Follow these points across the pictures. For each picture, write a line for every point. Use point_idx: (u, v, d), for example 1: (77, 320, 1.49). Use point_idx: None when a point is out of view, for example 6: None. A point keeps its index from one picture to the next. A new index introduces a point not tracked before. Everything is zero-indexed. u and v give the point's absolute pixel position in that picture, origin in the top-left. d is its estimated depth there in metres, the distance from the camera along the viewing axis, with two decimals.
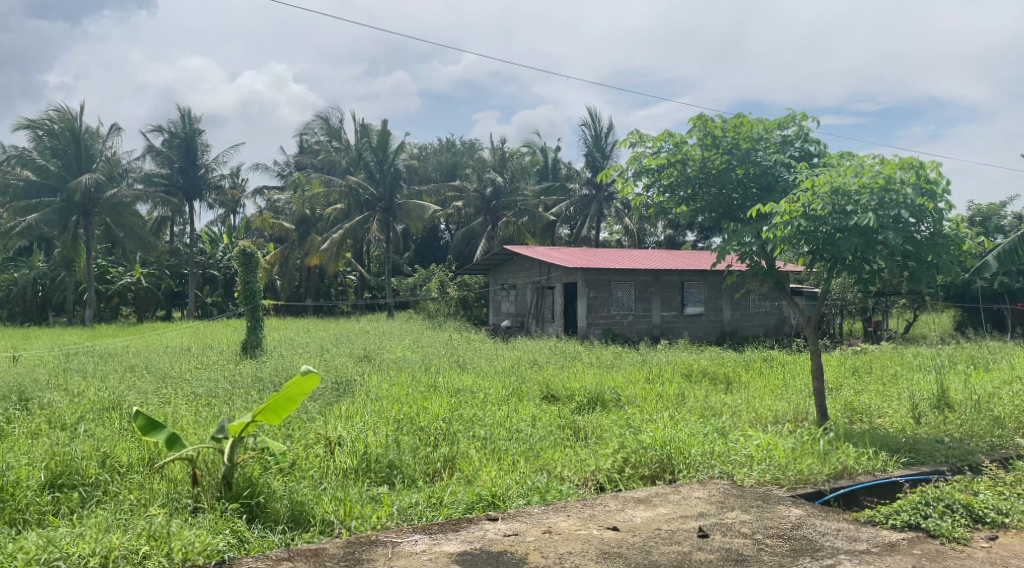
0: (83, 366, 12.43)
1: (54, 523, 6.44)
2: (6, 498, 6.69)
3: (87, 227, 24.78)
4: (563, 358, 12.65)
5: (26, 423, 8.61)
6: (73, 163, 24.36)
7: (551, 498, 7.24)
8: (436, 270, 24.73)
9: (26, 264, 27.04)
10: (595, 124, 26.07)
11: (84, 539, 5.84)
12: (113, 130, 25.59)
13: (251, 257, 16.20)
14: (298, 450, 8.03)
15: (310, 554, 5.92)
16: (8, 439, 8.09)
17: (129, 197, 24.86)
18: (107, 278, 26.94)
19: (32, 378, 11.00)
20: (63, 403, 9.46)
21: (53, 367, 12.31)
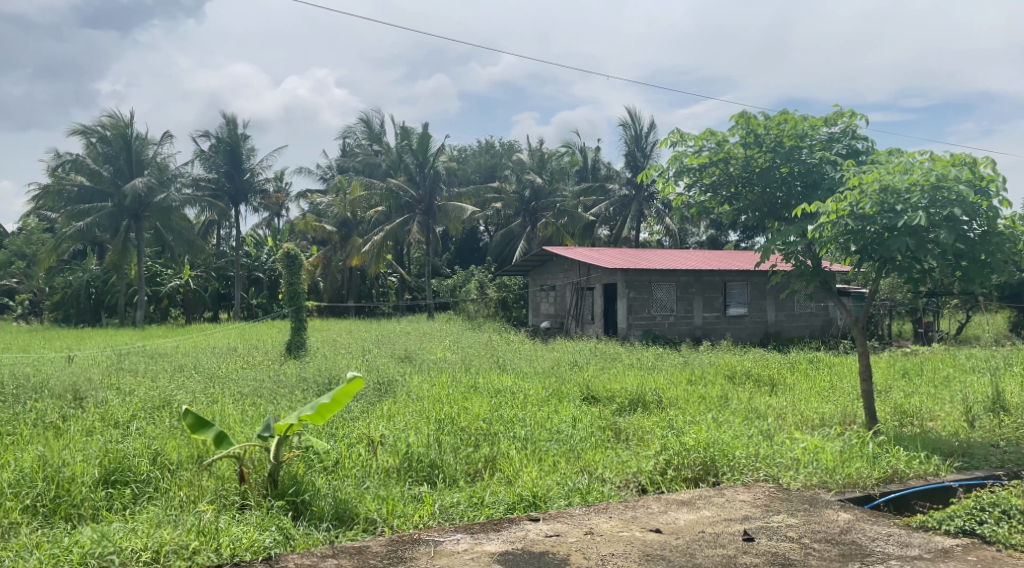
0: (134, 366, 12.65)
1: (108, 518, 6.54)
2: (62, 493, 6.81)
3: (136, 230, 25.25)
4: (604, 359, 12.62)
5: (80, 420, 8.77)
6: (125, 169, 25.04)
7: (592, 500, 7.22)
8: (475, 271, 24.80)
9: (79, 268, 27.65)
10: (635, 124, 25.95)
11: (136, 534, 5.95)
12: (165, 138, 26.10)
13: (295, 258, 16.37)
14: (341, 449, 8.09)
15: (354, 551, 5.95)
16: (63, 436, 8.24)
17: (177, 201, 25.31)
18: (157, 281, 27.44)
19: (85, 377, 11.23)
20: (116, 401, 9.64)
21: (105, 366, 12.56)
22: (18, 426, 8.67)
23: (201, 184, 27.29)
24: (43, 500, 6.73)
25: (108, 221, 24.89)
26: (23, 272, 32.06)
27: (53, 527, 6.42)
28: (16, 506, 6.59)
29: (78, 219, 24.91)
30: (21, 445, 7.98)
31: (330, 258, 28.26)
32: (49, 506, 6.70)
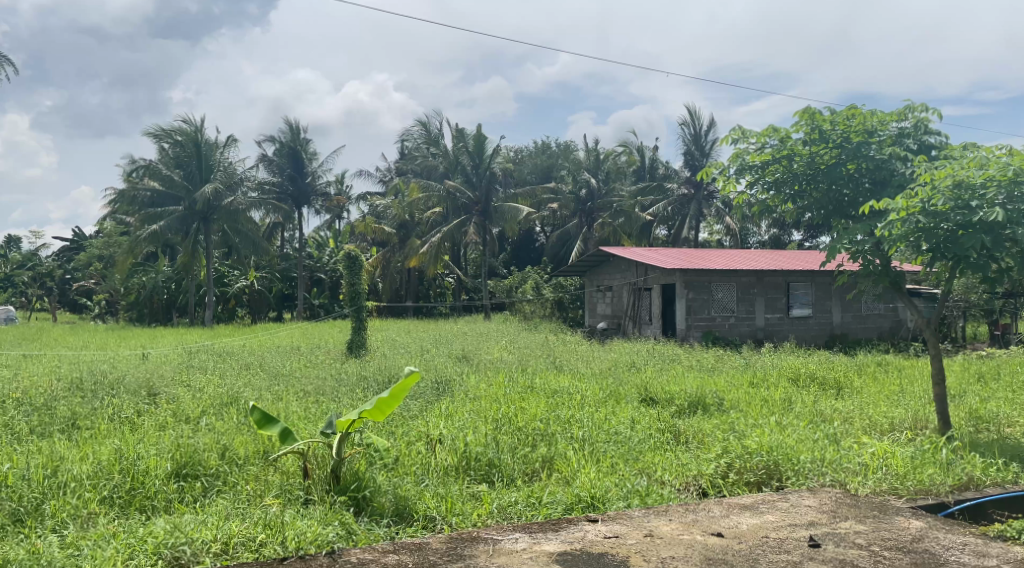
0: (202, 364, 12.88)
1: (180, 510, 6.66)
2: (136, 486, 6.96)
3: (205, 233, 25.83)
4: (663, 361, 12.46)
5: (154, 416, 8.97)
6: (196, 173, 25.56)
7: (652, 502, 7.13)
8: (531, 272, 24.75)
9: (152, 270, 28.40)
10: (694, 122, 25.63)
11: (207, 526, 6.08)
12: (230, 141, 26.56)
13: (355, 259, 16.53)
14: (401, 447, 8.13)
15: (414, 547, 5.96)
16: (137, 431, 8.44)
17: (244, 204, 25.79)
18: (224, 281, 28.03)
19: (156, 374, 11.48)
20: (187, 398, 9.84)
21: (176, 364, 12.82)
22: (96, 420, 8.90)
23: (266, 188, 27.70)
24: (119, 492, 6.88)
25: (179, 224, 25.46)
26: (99, 273, 33.11)
27: (129, 518, 6.54)
28: (93, 497, 6.75)
29: (151, 223, 25.56)
30: (98, 439, 8.18)
31: (389, 259, 28.49)
32: (124, 498, 6.85)
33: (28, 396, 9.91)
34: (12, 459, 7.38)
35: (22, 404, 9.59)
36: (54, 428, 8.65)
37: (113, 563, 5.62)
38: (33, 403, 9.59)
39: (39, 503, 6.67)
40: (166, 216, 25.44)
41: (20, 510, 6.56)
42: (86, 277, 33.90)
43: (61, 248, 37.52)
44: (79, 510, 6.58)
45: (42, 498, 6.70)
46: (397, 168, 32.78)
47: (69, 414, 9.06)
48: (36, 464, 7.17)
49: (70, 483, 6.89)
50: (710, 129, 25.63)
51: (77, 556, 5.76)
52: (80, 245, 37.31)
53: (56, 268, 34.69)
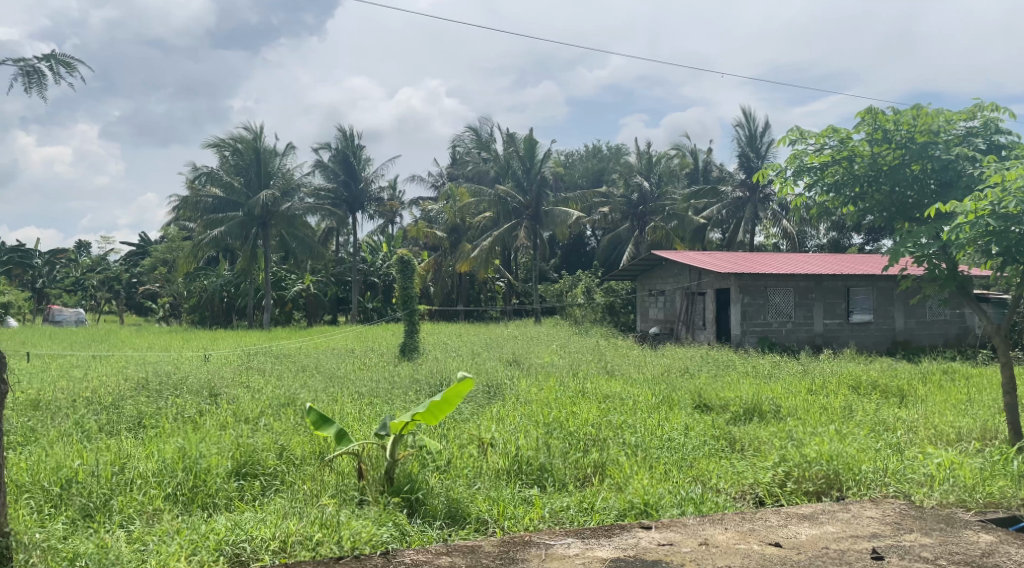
0: (260, 365, 13.05)
1: (240, 508, 6.72)
2: (198, 484, 7.04)
3: (264, 238, 26.24)
4: (717, 367, 12.27)
5: (215, 415, 9.09)
6: (254, 179, 25.96)
7: (707, 510, 6.99)
8: (582, 276, 24.64)
9: (212, 274, 28.94)
10: (749, 124, 25.27)
11: (265, 524, 6.15)
12: (289, 149, 26.93)
13: (408, 263, 16.59)
14: (453, 450, 8.12)
15: (467, 550, 5.93)
16: (198, 431, 8.55)
17: (301, 210, 26.13)
18: (282, 285, 28.44)
19: (217, 375, 11.65)
20: (246, 398, 9.97)
21: (235, 365, 13.01)
22: (161, 419, 9.04)
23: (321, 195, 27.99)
24: (182, 490, 6.96)
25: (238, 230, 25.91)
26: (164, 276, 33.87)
27: (192, 515, 6.61)
28: (158, 494, 6.83)
29: (212, 229, 26.08)
30: (162, 437, 8.30)
31: (441, 263, 28.59)
32: (188, 495, 6.91)
33: (96, 396, 10.14)
34: (80, 456, 7.51)
35: (91, 403, 9.81)
36: (121, 427, 8.80)
37: (176, 558, 5.67)
38: (102, 402, 9.81)
39: (106, 499, 6.76)
40: (227, 221, 25.88)
41: (89, 505, 6.65)
42: (150, 281, 34.70)
43: (127, 252, 38.45)
44: (145, 506, 6.67)
45: (110, 494, 6.79)
46: (449, 173, 32.92)
47: (135, 413, 9.23)
48: (104, 461, 7.30)
49: (136, 480, 6.99)
50: (765, 131, 25.24)
51: (143, 551, 5.82)
52: (145, 249, 38.19)
53: (123, 272, 35.55)
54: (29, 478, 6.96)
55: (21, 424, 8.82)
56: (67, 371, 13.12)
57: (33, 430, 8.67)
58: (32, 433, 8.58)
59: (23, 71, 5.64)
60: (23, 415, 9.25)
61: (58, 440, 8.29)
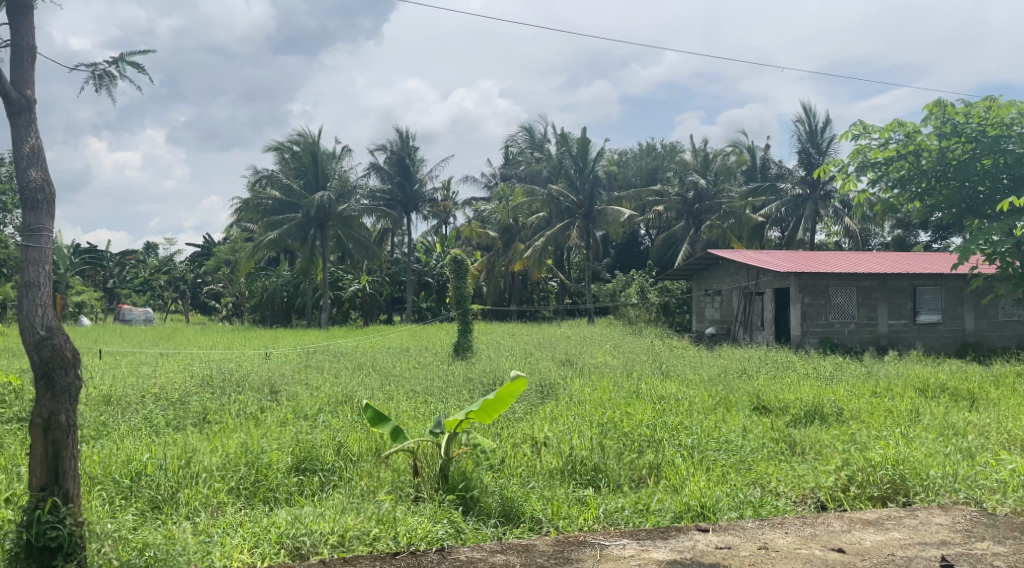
0: (318, 363, 13.16)
1: (300, 503, 6.76)
2: (260, 478, 7.11)
3: (322, 239, 26.55)
4: (777, 368, 12.03)
5: (276, 412, 9.17)
6: (312, 182, 26.29)
7: (766, 513, 6.84)
8: (636, 276, 24.43)
9: (272, 274, 29.37)
10: (809, 119, 24.76)
11: (324, 519, 6.19)
12: (345, 151, 27.18)
13: (461, 263, 16.61)
14: (507, 449, 8.07)
15: (521, 548, 5.86)
16: (261, 426, 8.63)
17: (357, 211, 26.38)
18: (338, 284, 28.73)
19: (278, 373, 11.79)
20: (305, 395, 10.05)
21: (295, 364, 13.15)
22: (224, 415, 9.16)
23: (377, 196, 28.21)
24: (246, 484, 7.04)
25: (297, 231, 26.24)
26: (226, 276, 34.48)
27: (254, 509, 6.67)
28: (222, 488, 6.91)
29: (272, 230, 26.48)
30: (226, 433, 8.41)
31: (494, 263, 28.57)
32: (250, 489, 6.99)
33: (164, 392, 10.32)
34: (149, 450, 7.64)
35: (159, 399, 10.00)
36: (187, 422, 8.93)
37: (238, 550, 5.79)
38: (168, 398, 9.98)
39: (174, 492, 6.86)
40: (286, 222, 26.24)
41: (158, 498, 6.75)
42: (213, 281, 35.39)
43: (191, 253, 39.24)
44: (209, 499, 6.75)
45: (177, 487, 6.88)
46: (502, 173, 32.94)
47: (200, 409, 9.37)
48: (172, 454, 7.40)
49: (201, 473, 7.08)
50: (827, 126, 24.72)
51: (207, 542, 5.91)
52: (209, 250, 38.98)
53: (187, 272, 36.31)
54: (100, 471, 7.08)
55: (93, 418, 8.99)
56: (136, 368, 13.41)
57: (104, 424, 8.85)
58: (103, 427, 8.75)
59: (93, 76, 5.72)
60: (95, 410, 9.45)
61: (128, 434, 8.43)
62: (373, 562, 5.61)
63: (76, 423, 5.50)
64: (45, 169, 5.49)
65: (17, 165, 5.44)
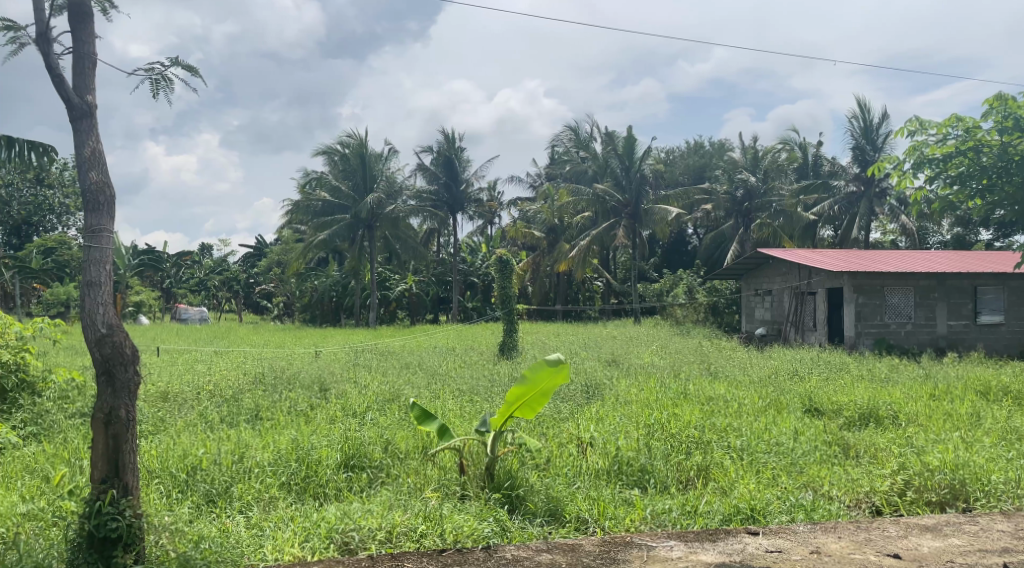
0: (367, 362, 13.19)
1: (349, 499, 6.76)
2: (310, 474, 7.13)
3: (370, 239, 26.75)
4: (830, 369, 11.78)
5: (325, 409, 9.20)
6: (361, 185, 26.45)
7: (819, 517, 6.67)
8: (683, 275, 24.19)
9: (321, 274, 29.66)
10: (864, 115, 24.23)
11: (372, 514, 6.19)
12: (393, 153, 27.29)
13: (507, 263, 16.57)
14: (552, 448, 7.98)
15: (567, 548, 5.77)
16: (310, 424, 8.67)
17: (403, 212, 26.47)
18: (386, 284, 28.90)
19: (327, 371, 11.87)
20: (354, 393, 10.06)
21: (344, 362, 13.21)
22: (276, 412, 9.21)
23: (424, 196, 28.30)
24: (296, 479, 7.06)
25: (346, 232, 26.45)
26: (277, 276, 34.90)
27: (305, 504, 6.70)
28: (274, 483, 6.95)
29: (322, 231, 26.73)
30: (278, 429, 8.45)
31: (539, 262, 28.47)
32: (301, 485, 7.01)
33: (218, 389, 10.43)
34: (204, 445, 7.71)
35: (214, 395, 10.11)
36: (240, 418, 8.99)
37: (290, 544, 5.84)
38: (223, 395, 10.09)
39: (228, 486, 6.91)
40: (334, 224, 26.43)
41: (212, 492, 6.80)
42: (265, 281, 35.87)
43: (244, 254, 39.80)
44: (261, 493, 6.79)
45: (231, 481, 6.94)
46: (548, 172, 32.85)
47: (253, 406, 9.43)
48: (226, 450, 7.47)
49: (254, 469, 7.12)
50: (883, 121, 24.17)
51: (260, 536, 6.01)
52: (261, 250, 39.53)
53: (240, 273, 36.84)
54: (158, 465, 7.15)
55: (151, 414, 9.12)
56: (191, 365, 13.61)
57: (162, 420, 8.96)
58: (161, 423, 8.87)
59: (154, 81, 5.76)
60: (153, 406, 9.58)
61: (184, 430, 8.52)
62: (419, 558, 5.60)
63: (135, 418, 5.56)
64: (105, 171, 5.58)
65: (79, 169, 5.55)
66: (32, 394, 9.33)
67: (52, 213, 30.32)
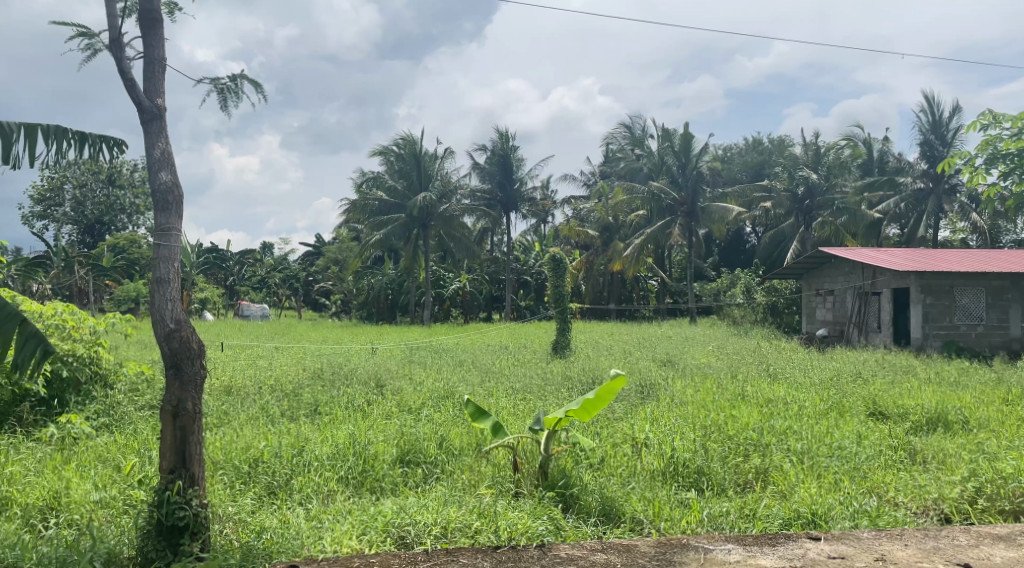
0: (423, 359, 13.23)
1: (405, 494, 6.73)
2: (366, 469, 7.11)
3: (425, 238, 26.84)
4: (895, 372, 11.41)
5: (382, 405, 9.21)
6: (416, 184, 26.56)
7: (884, 524, 6.44)
8: (741, 274, 23.78)
9: (378, 272, 29.89)
10: (933, 109, 23.52)
11: (428, 509, 6.15)
12: (448, 153, 27.33)
13: (561, 261, 16.49)
14: (606, 448, 7.85)
15: (622, 548, 5.65)
16: (367, 418, 8.70)
17: (458, 210, 26.52)
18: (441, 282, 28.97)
19: (384, 367, 11.89)
20: (409, 390, 10.05)
21: (400, 359, 13.26)
22: (335, 406, 9.24)
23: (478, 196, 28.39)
24: (353, 473, 7.05)
25: (401, 231, 26.60)
26: (334, 274, 35.28)
27: (362, 498, 6.69)
28: (332, 476, 6.94)
29: (377, 230, 26.90)
30: (336, 424, 8.47)
31: (593, 261, 28.26)
32: (358, 478, 6.99)
33: (279, 384, 10.52)
34: (265, 438, 7.76)
35: (275, 390, 10.22)
36: (300, 412, 9.04)
37: (348, 536, 5.82)
38: (284, 389, 10.18)
39: (288, 479, 6.92)
40: (390, 222, 26.56)
41: (274, 484, 6.84)
42: (323, 278, 36.30)
43: (303, 252, 40.32)
44: (321, 487, 6.81)
45: (291, 474, 6.95)
46: (602, 171, 32.62)
47: (312, 401, 9.47)
48: (286, 443, 7.50)
49: (313, 462, 7.12)
50: (952, 116, 23.44)
51: (320, 528, 6.00)
52: (319, 249, 40.04)
53: (299, 271, 37.33)
54: (222, 457, 7.22)
55: (216, 407, 9.24)
56: (254, 361, 13.81)
57: (226, 413, 9.06)
58: (225, 415, 8.97)
59: (218, 89, 6.12)
60: (217, 399, 9.68)
61: (246, 423, 8.60)
62: (475, 554, 5.54)
63: (202, 410, 5.60)
64: (175, 171, 5.66)
65: (149, 169, 5.63)
66: (105, 386, 9.52)
67: (123, 213, 31.08)
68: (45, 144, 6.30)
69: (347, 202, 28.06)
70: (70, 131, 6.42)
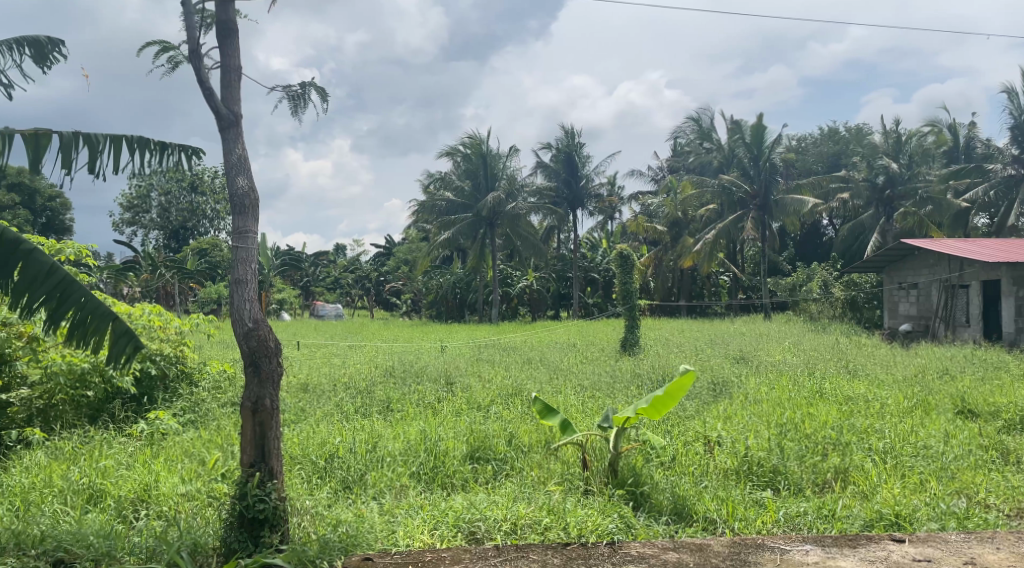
0: (491, 357, 13.11)
1: (475, 490, 6.62)
2: (437, 464, 7.02)
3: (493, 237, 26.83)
4: (985, 368, 10.87)
5: (451, 402, 9.14)
6: (482, 183, 26.56)
7: (973, 526, 6.09)
8: (817, 269, 23.16)
9: (447, 271, 29.96)
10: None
11: (497, 505, 6.04)
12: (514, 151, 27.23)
13: (629, 259, 16.22)
14: (678, 446, 7.60)
15: (695, 548, 5.44)
16: (438, 415, 8.63)
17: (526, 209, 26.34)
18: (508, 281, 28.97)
19: (453, 365, 11.80)
20: (478, 387, 9.97)
21: (469, 357, 13.18)
22: (407, 403, 9.19)
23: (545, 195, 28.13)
24: (424, 469, 6.96)
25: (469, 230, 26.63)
26: (404, 273, 35.49)
27: (433, 493, 6.62)
28: (404, 471, 6.88)
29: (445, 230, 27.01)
30: (408, 421, 8.42)
31: (662, 257, 27.89)
32: (429, 474, 6.90)
33: (353, 381, 10.53)
34: (340, 434, 7.73)
35: (348, 387, 10.25)
36: (373, 409, 9.00)
37: (419, 530, 5.74)
38: (357, 386, 10.19)
39: (362, 473, 6.88)
40: (459, 222, 26.59)
41: (348, 478, 6.79)
42: (394, 278, 36.60)
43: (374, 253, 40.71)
44: (394, 481, 6.75)
45: (365, 469, 6.90)
46: (670, 166, 32.15)
47: (384, 397, 9.45)
48: (360, 439, 7.45)
49: (386, 457, 7.06)
50: None
51: (392, 522, 5.93)
52: (389, 249, 40.37)
53: (371, 271, 37.72)
54: (299, 452, 7.23)
55: (292, 404, 9.28)
56: (329, 359, 13.84)
57: (302, 410, 9.10)
58: (301, 412, 8.98)
59: (287, 94, 6.12)
60: (293, 396, 9.72)
61: (321, 419, 8.59)
62: (544, 551, 5.40)
63: (279, 405, 5.58)
64: (252, 175, 5.66)
65: (228, 173, 5.63)
66: (189, 384, 9.65)
67: (204, 218, 31.78)
68: (129, 155, 6.40)
69: (417, 203, 28.25)
70: (152, 141, 6.50)
